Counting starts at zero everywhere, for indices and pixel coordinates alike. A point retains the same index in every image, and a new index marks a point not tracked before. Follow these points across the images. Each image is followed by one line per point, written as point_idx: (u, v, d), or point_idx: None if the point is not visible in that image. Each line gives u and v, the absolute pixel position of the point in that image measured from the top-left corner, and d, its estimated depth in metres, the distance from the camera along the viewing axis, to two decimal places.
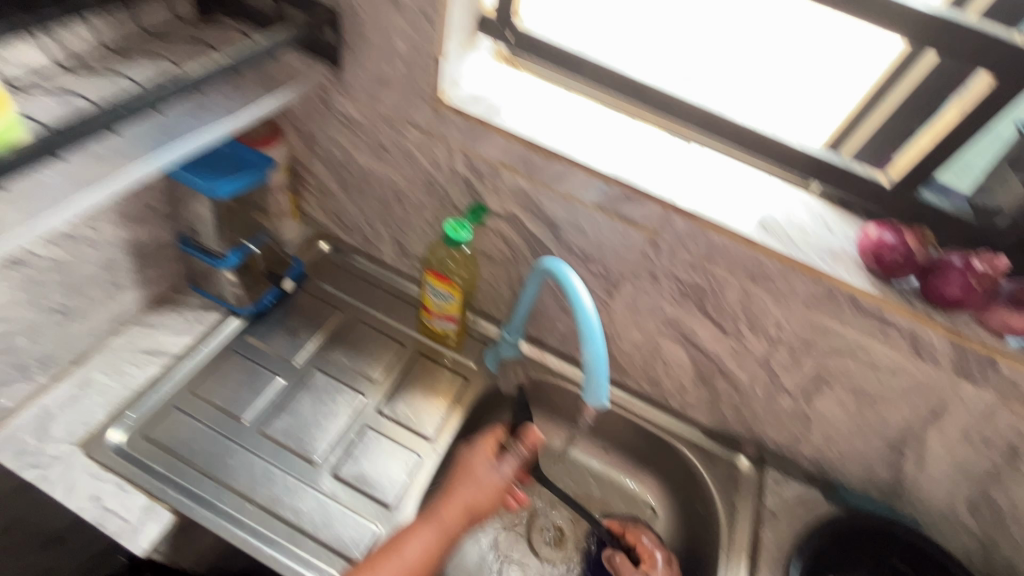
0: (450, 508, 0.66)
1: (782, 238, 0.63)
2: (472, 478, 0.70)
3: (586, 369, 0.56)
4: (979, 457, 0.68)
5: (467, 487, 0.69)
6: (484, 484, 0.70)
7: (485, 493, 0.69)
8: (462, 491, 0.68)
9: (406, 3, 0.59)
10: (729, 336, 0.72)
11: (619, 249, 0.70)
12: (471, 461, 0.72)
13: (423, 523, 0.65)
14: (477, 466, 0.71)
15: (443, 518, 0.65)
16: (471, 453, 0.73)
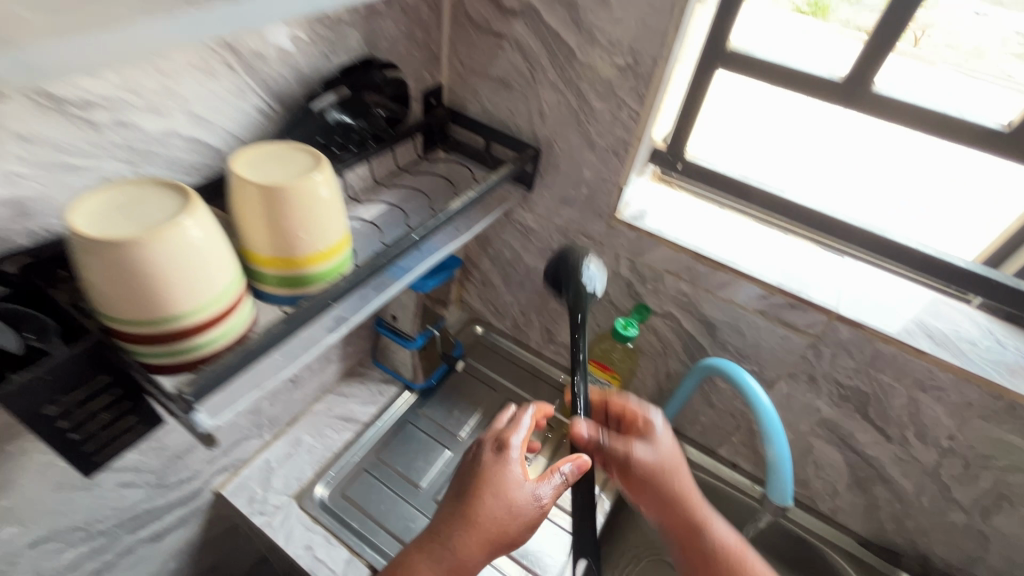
0: (467, 543, 0.54)
1: (955, 350, 0.66)
2: (496, 503, 0.55)
3: (770, 465, 0.62)
4: None
5: (490, 511, 0.54)
6: (510, 510, 0.55)
7: (510, 520, 0.55)
8: (482, 521, 0.54)
9: (601, 144, 0.72)
10: (893, 442, 0.74)
11: (778, 351, 0.75)
12: (489, 473, 0.57)
13: (433, 551, 0.54)
14: (500, 484, 0.56)
15: (456, 550, 0.54)
16: (490, 464, 0.58)
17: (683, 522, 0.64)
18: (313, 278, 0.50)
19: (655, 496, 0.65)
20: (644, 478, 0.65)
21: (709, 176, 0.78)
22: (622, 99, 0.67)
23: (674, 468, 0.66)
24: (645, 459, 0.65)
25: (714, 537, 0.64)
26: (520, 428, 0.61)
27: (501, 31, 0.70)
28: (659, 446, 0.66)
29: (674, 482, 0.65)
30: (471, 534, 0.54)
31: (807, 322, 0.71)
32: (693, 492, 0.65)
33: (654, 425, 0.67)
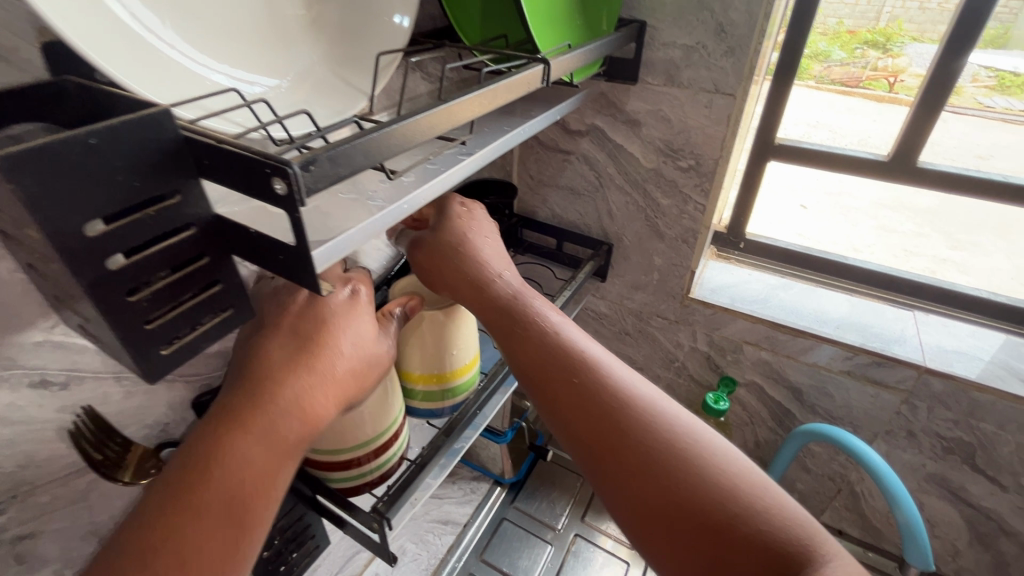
0: (311, 398, 0.37)
1: None
2: (346, 344, 0.39)
3: (903, 530, 0.64)
4: None
5: (343, 360, 0.39)
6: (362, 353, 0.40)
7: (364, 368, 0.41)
8: (329, 368, 0.38)
9: (668, 234, 0.80)
10: (1009, 491, 0.73)
11: (869, 410, 0.77)
12: (334, 318, 0.40)
13: (257, 427, 0.34)
14: (347, 325, 0.40)
15: (295, 409, 0.36)
16: (336, 311, 0.40)
17: (501, 318, 0.47)
18: (454, 391, 0.54)
19: (461, 280, 0.49)
20: (447, 257, 0.50)
21: (766, 250, 0.86)
22: (687, 195, 0.75)
23: (477, 266, 0.49)
24: (433, 247, 0.51)
25: (543, 342, 0.45)
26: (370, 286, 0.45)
27: (568, 148, 0.81)
28: (459, 238, 0.51)
29: (484, 285, 0.49)
30: (322, 383, 0.37)
31: (897, 379, 0.73)
32: (501, 286, 0.49)
33: (468, 213, 0.53)
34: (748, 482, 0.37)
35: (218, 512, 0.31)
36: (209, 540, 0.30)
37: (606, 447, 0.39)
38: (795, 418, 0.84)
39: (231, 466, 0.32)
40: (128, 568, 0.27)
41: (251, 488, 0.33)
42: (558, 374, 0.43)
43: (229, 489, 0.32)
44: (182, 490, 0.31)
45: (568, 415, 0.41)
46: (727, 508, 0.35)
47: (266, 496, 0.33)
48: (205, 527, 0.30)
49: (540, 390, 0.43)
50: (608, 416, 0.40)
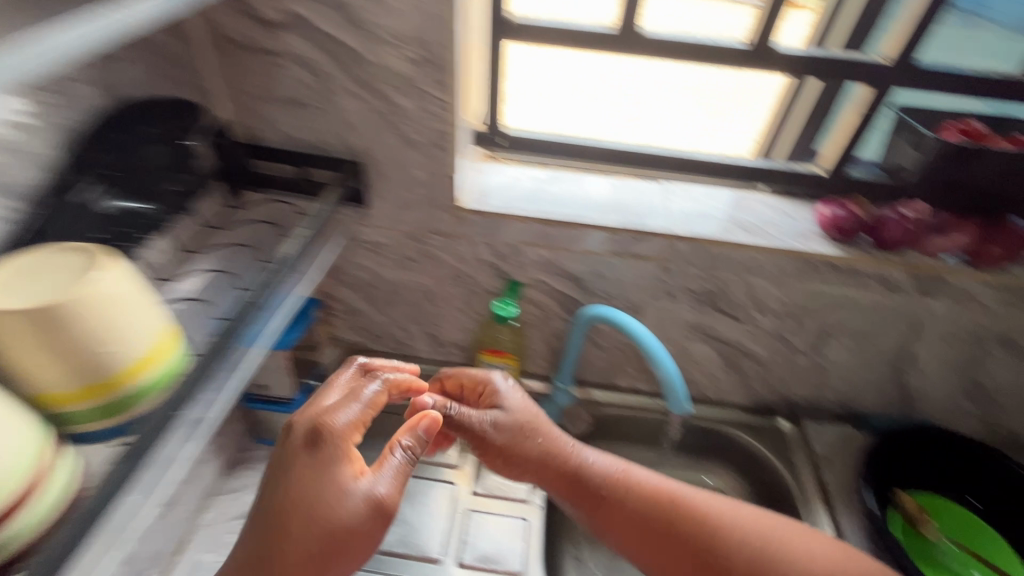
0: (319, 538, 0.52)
1: (763, 233, 0.79)
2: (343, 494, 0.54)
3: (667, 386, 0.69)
4: (955, 350, 0.86)
5: (337, 506, 0.54)
6: (353, 523, 0.54)
7: (359, 533, 0.54)
8: (324, 511, 0.53)
9: (419, 141, 0.71)
10: (745, 322, 0.87)
11: (637, 281, 0.83)
12: (329, 471, 0.56)
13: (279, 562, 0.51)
14: (343, 483, 0.55)
15: (304, 545, 0.52)
16: (331, 463, 0.56)
17: (566, 468, 0.69)
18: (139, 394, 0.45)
19: (519, 448, 0.70)
20: (534, 436, 0.70)
21: (532, 144, 0.85)
22: (425, 91, 0.66)
23: (536, 430, 0.71)
24: (501, 420, 0.71)
25: (589, 473, 0.68)
26: (353, 409, 0.61)
27: (279, 48, 0.65)
28: (514, 405, 0.72)
29: (574, 457, 0.70)
30: (326, 528, 0.53)
31: (652, 250, 0.79)
32: (591, 459, 0.70)
33: (501, 390, 0.74)
34: (779, 531, 0.64)
35: None
36: None
37: (698, 546, 0.63)
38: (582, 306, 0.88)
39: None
40: None
41: None
42: (604, 495, 0.67)
43: None
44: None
45: (668, 534, 0.64)
46: (786, 557, 0.61)
47: None
48: None
49: (666, 530, 0.64)
50: (694, 519, 0.65)
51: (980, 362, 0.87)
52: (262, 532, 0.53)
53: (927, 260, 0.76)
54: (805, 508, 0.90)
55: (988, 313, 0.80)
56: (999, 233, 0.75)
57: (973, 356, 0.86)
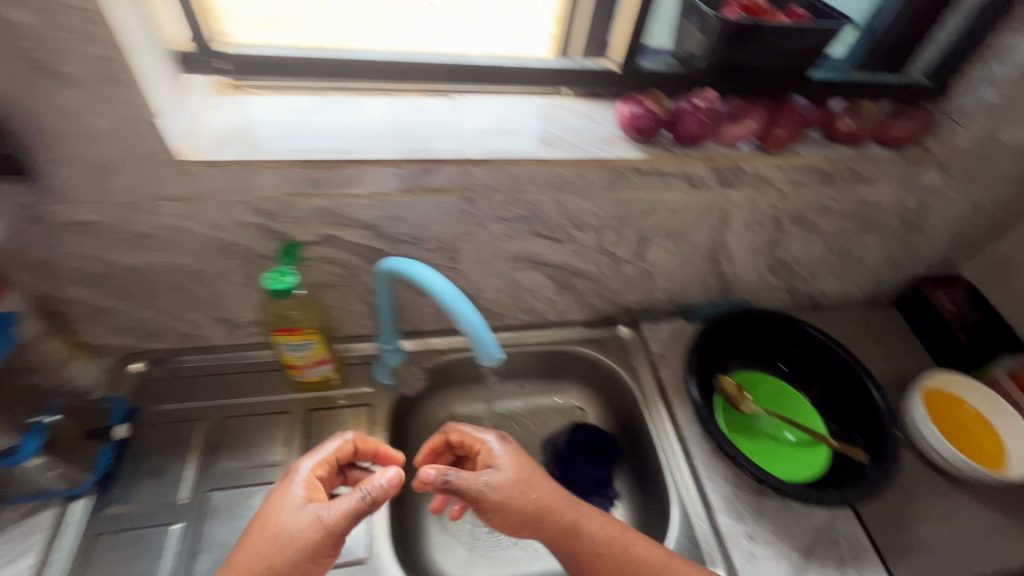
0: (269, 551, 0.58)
1: (566, 145, 0.71)
2: (285, 516, 0.60)
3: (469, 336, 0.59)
4: (759, 234, 0.89)
5: (280, 523, 0.60)
6: (293, 530, 0.59)
7: (302, 544, 0.58)
8: (273, 526, 0.60)
9: (75, 74, 0.50)
10: (566, 242, 0.82)
11: (441, 218, 0.73)
12: (283, 498, 0.63)
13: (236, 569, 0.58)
14: (294, 510, 0.61)
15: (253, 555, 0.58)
16: (290, 494, 0.63)
17: (569, 522, 0.67)
18: None
19: (530, 526, 0.66)
20: (539, 507, 0.66)
21: (271, 66, 0.66)
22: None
23: (541, 479, 0.69)
24: (503, 478, 0.67)
25: (590, 529, 0.67)
26: (314, 456, 0.68)
27: None
28: (506, 465, 0.69)
29: (578, 523, 0.67)
30: (271, 544, 0.58)
31: (445, 181, 0.68)
32: (596, 529, 0.67)
33: (501, 448, 0.71)
34: None
35: None
36: None
37: None
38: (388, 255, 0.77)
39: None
40: None
41: None
42: (598, 551, 0.66)
43: None
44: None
45: None
46: None
47: None
48: None
49: None
50: None
51: (779, 241, 0.92)
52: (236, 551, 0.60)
53: (725, 151, 0.74)
54: (646, 408, 0.93)
55: (783, 196, 0.82)
56: (781, 113, 0.75)
57: (773, 237, 0.91)
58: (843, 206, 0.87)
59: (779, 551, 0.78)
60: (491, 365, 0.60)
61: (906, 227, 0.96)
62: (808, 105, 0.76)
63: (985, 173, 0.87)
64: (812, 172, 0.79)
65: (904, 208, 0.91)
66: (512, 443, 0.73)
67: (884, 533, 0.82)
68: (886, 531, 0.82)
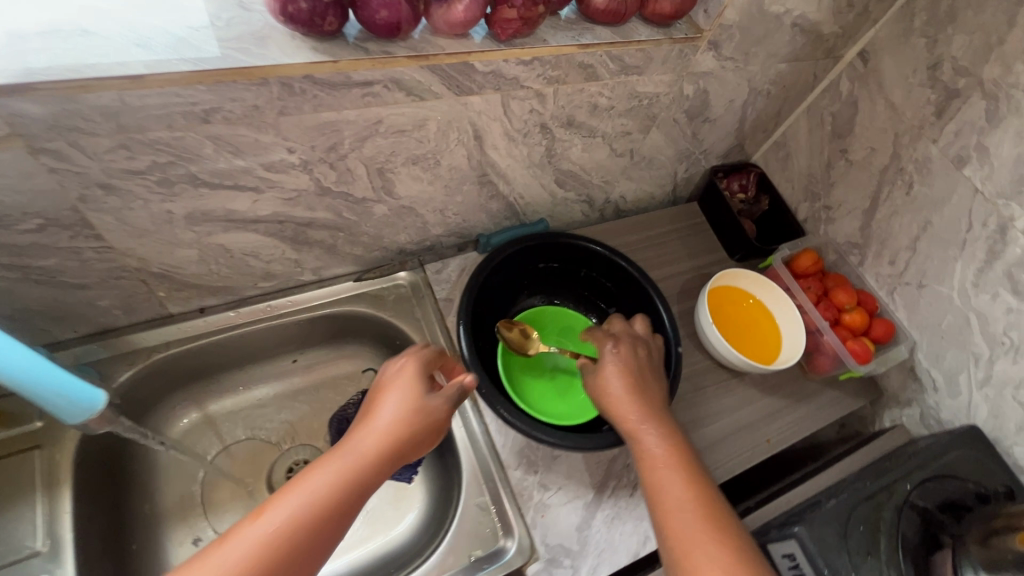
0: (387, 428, 0.57)
1: (189, 51, 0.46)
2: (394, 398, 0.60)
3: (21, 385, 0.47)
4: (531, 147, 0.74)
5: (391, 411, 0.59)
6: (409, 411, 0.59)
7: (416, 424, 0.58)
8: (386, 417, 0.58)
9: None
10: (266, 190, 0.60)
11: (13, 186, 0.47)
12: (388, 385, 0.62)
13: (348, 447, 0.56)
14: (412, 394, 0.60)
15: (371, 435, 0.57)
16: (395, 377, 0.63)
17: (627, 421, 0.65)
18: None
19: (620, 403, 0.67)
20: (631, 397, 0.67)
21: None
22: None
23: (631, 385, 0.68)
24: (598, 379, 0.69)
25: (645, 439, 0.64)
26: (428, 351, 0.67)
27: None
28: (626, 352, 0.71)
29: (657, 420, 0.65)
30: (382, 429, 0.57)
31: None
32: (669, 431, 0.65)
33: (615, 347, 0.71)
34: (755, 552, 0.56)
35: (337, 481, 0.53)
36: (309, 491, 0.51)
37: (700, 519, 0.57)
38: None
39: (331, 460, 0.54)
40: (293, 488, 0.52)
41: (347, 476, 0.53)
42: (643, 458, 0.63)
43: (336, 477, 0.53)
44: (317, 466, 0.54)
45: (691, 504, 0.58)
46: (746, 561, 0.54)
47: (348, 485, 0.53)
48: (317, 485, 0.52)
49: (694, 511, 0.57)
50: (713, 505, 0.58)
51: (556, 152, 0.78)
52: (354, 433, 0.58)
53: (444, 45, 0.54)
54: None
55: (540, 96, 0.66)
56: None
57: (549, 148, 0.77)
58: (617, 101, 0.74)
59: (572, 494, 0.73)
60: (83, 418, 0.53)
61: (692, 118, 0.87)
62: None
63: (759, 49, 0.78)
64: (567, 64, 0.63)
65: (684, 97, 0.80)
66: (626, 341, 0.73)
67: None
68: None
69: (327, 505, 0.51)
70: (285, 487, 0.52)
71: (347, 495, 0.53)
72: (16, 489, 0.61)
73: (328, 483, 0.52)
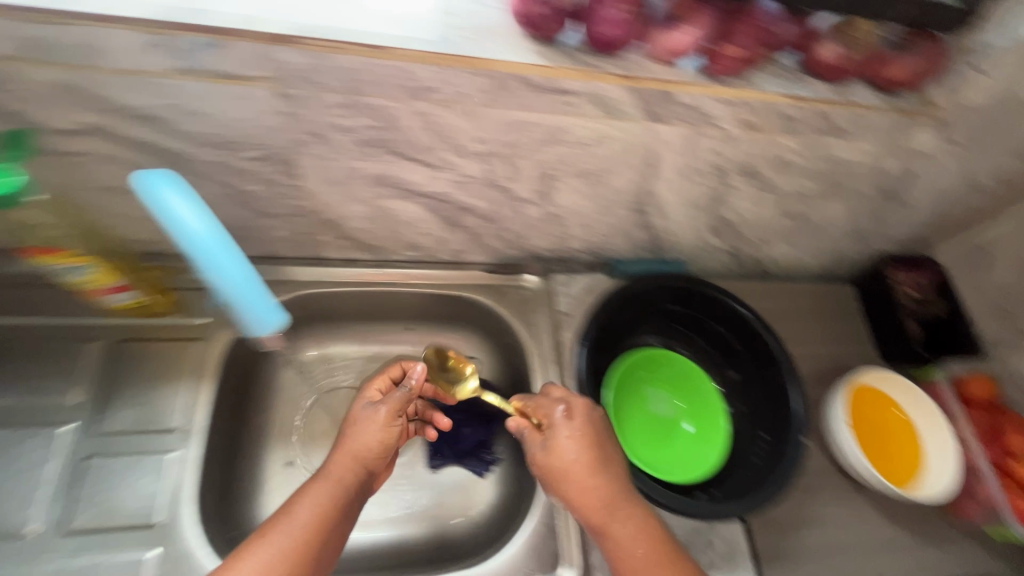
0: (355, 445, 0.67)
1: (426, 31, 0.49)
2: (354, 427, 0.69)
3: (229, 299, 0.50)
4: (700, 187, 0.72)
5: (357, 438, 0.68)
6: (371, 428, 0.68)
7: (377, 440, 0.68)
8: (351, 442, 0.67)
9: None
10: (442, 169, 0.63)
11: (254, 118, 0.53)
12: (355, 421, 0.70)
13: (310, 489, 0.62)
14: (359, 424, 0.69)
15: (331, 473, 0.65)
16: (359, 416, 0.71)
17: (597, 516, 0.59)
18: None
19: (585, 489, 0.60)
20: (593, 479, 0.60)
21: None
22: None
23: (593, 463, 0.61)
24: (559, 458, 0.61)
25: (617, 531, 0.59)
26: (383, 376, 0.76)
27: None
28: (582, 424, 0.63)
29: (624, 512, 0.60)
30: (350, 450, 0.67)
31: (241, 64, 0.47)
32: (639, 521, 0.60)
33: (568, 416, 0.64)
34: None
35: (307, 528, 0.59)
36: (279, 539, 0.57)
37: None
38: (196, 161, 0.58)
39: (295, 511, 0.60)
40: (260, 536, 0.58)
41: (318, 518, 0.60)
42: (615, 548, 0.59)
43: (305, 522, 0.59)
44: (280, 515, 0.60)
45: None
46: None
47: (318, 525, 0.60)
48: (283, 531, 0.58)
49: None
50: None
51: (723, 198, 0.75)
52: (324, 475, 0.64)
53: (655, 71, 0.54)
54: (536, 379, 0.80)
55: (729, 139, 0.63)
56: (744, 19, 0.53)
57: (717, 193, 0.73)
58: (807, 161, 0.69)
59: None
60: (268, 335, 0.55)
61: (883, 196, 0.78)
62: (775, 12, 0.54)
63: (994, 139, 0.68)
64: (770, 112, 0.59)
65: (883, 172, 0.73)
66: (581, 406, 0.65)
67: (775, 541, 0.72)
68: (777, 539, 0.73)
69: (314, 528, 0.59)
70: (251, 539, 0.58)
71: (320, 530, 0.60)
72: (178, 367, 0.71)
73: (312, 508, 0.61)
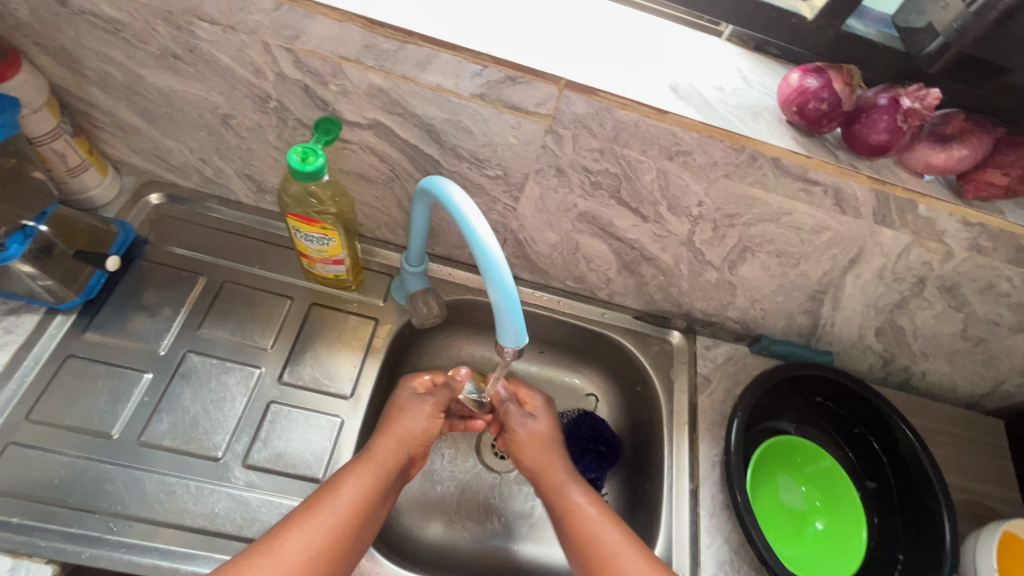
0: (405, 429, 0.67)
1: (698, 103, 0.54)
2: (404, 410, 0.69)
3: (496, 307, 0.49)
4: (889, 291, 0.71)
5: (406, 424, 0.68)
6: (421, 413, 0.69)
7: (421, 430, 0.68)
8: (402, 426, 0.68)
9: None
10: (650, 221, 0.66)
11: (514, 146, 0.59)
12: (399, 406, 0.70)
13: (352, 471, 0.62)
14: (400, 407, 0.70)
15: (373, 454, 0.64)
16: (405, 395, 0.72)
17: (552, 479, 0.68)
18: None
19: (547, 458, 0.70)
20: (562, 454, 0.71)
21: None
22: None
23: (552, 441, 0.72)
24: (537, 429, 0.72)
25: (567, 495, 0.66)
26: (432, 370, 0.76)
27: None
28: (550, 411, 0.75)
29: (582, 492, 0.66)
30: (396, 434, 0.67)
31: (534, 99, 0.53)
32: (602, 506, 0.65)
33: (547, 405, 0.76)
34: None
35: (350, 514, 0.59)
36: (319, 520, 0.57)
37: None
38: (440, 170, 0.64)
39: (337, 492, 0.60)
40: (301, 514, 0.57)
41: (358, 504, 0.60)
42: (564, 512, 0.65)
43: (349, 507, 0.59)
44: (318, 495, 0.60)
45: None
46: None
47: (356, 509, 0.59)
48: (324, 515, 0.57)
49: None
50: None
51: (905, 306, 0.73)
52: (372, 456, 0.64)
53: (904, 178, 0.55)
54: (670, 434, 0.80)
55: (947, 256, 0.62)
56: (1014, 149, 0.53)
57: (902, 299, 0.72)
58: (1012, 290, 0.67)
59: None
60: (512, 348, 0.52)
61: None
62: None
63: None
64: (1003, 240, 0.59)
65: None
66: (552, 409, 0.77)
67: None
68: None
69: (357, 512, 0.59)
70: (291, 515, 0.57)
71: (359, 517, 0.59)
72: (354, 341, 0.77)
73: (355, 488, 0.61)
